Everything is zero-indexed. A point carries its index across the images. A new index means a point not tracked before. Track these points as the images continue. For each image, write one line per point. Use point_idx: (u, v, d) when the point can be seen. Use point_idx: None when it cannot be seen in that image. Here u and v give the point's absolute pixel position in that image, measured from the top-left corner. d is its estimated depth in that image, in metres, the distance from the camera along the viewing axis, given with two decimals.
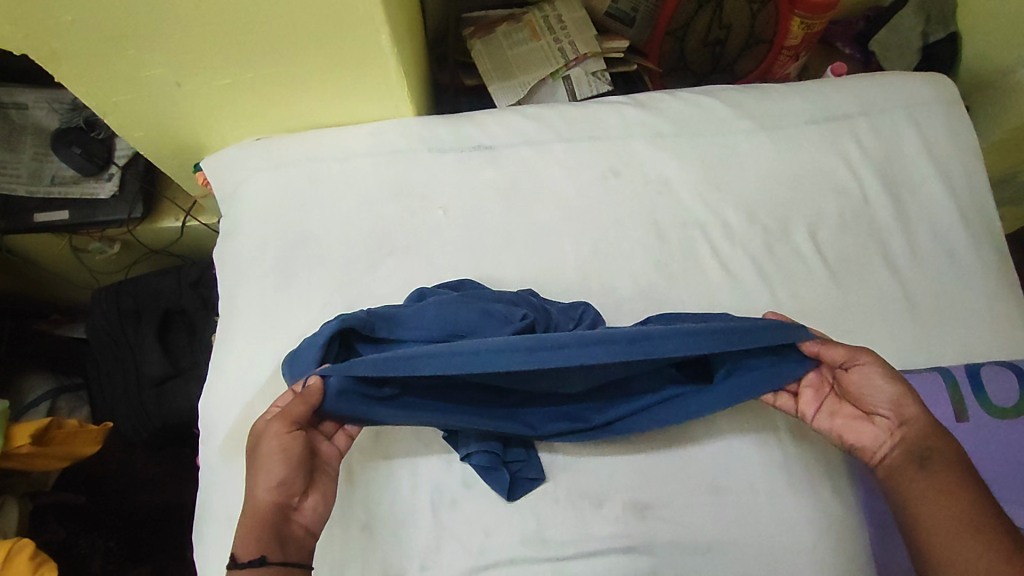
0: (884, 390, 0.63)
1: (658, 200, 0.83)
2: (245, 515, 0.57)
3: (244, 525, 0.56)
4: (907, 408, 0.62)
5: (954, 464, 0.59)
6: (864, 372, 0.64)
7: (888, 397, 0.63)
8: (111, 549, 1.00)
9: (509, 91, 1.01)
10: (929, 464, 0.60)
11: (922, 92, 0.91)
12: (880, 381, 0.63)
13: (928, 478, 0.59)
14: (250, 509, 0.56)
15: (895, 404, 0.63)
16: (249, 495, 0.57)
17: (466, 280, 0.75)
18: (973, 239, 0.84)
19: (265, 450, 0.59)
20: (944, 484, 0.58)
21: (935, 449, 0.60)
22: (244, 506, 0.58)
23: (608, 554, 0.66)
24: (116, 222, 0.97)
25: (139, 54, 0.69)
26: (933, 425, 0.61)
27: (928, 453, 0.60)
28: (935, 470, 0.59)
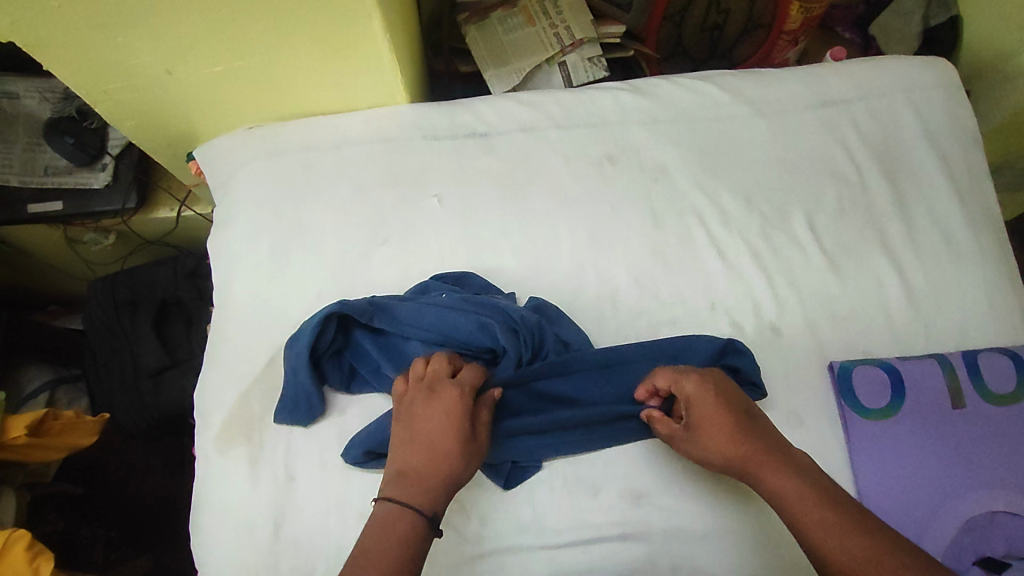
0: (710, 457, 0.62)
1: (656, 187, 0.82)
2: (435, 489, 0.58)
3: (433, 498, 0.57)
4: (741, 462, 0.60)
5: (810, 495, 0.56)
6: (687, 446, 0.63)
7: (718, 464, 0.62)
8: (111, 539, 1.04)
9: (505, 78, 1.00)
10: (790, 514, 0.57)
11: (921, 76, 0.90)
12: (700, 448, 0.62)
13: (800, 532, 0.55)
14: (442, 488, 0.58)
15: (731, 462, 0.61)
16: (449, 476, 0.58)
17: (468, 273, 0.76)
18: (972, 225, 0.83)
19: (478, 452, 0.61)
20: (815, 525, 0.55)
21: (785, 495, 0.58)
22: (431, 457, 0.59)
23: (604, 542, 0.66)
24: (110, 213, 0.97)
25: (128, 42, 0.68)
26: (767, 465, 0.59)
27: (786, 502, 0.57)
28: (793, 512, 0.56)
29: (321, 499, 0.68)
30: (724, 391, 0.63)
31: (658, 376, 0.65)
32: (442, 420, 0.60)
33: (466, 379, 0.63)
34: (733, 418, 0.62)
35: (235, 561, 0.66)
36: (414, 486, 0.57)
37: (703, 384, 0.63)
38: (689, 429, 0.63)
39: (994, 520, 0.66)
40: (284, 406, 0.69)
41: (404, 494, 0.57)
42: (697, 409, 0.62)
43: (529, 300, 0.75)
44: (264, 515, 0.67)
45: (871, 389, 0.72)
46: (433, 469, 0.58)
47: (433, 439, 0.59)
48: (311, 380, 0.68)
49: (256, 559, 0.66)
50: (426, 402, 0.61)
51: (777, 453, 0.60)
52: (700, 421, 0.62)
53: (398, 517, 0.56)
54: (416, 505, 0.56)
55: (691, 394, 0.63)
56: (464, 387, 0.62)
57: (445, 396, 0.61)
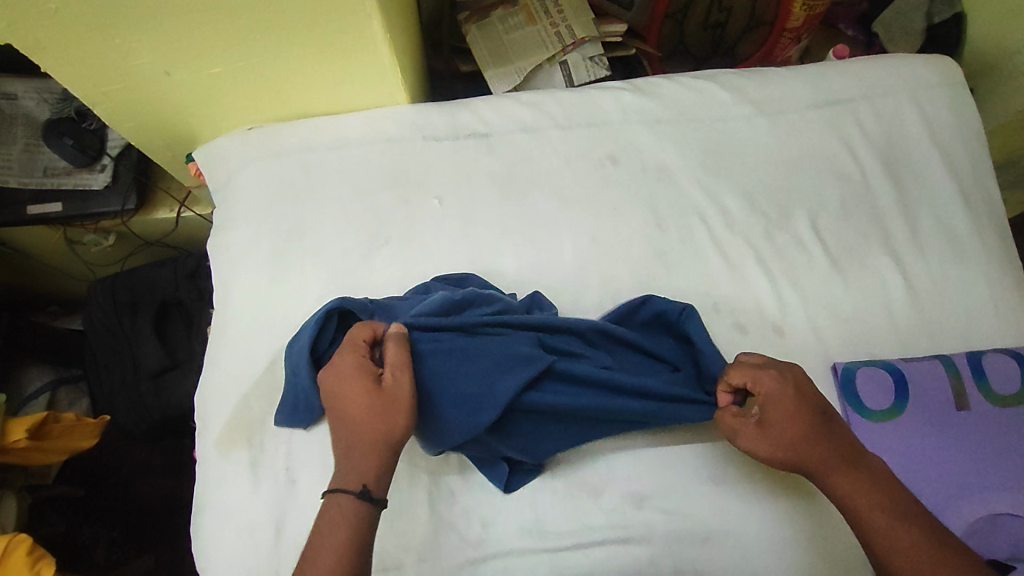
0: (781, 453, 0.60)
1: (658, 187, 0.81)
2: (357, 459, 0.57)
3: (360, 471, 0.57)
4: (810, 464, 0.60)
5: (883, 506, 0.57)
6: (754, 442, 0.61)
7: (787, 460, 0.60)
8: (114, 539, 1.04)
9: (506, 77, 0.99)
10: (861, 523, 0.57)
11: (925, 74, 0.89)
12: (767, 446, 0.60)
13: (869, 535, 0.57)
14: (366, 455, 0.57)
15: (799, 464, 0.60)
16: (365, 441, 0.57)
17: (470, 274, 0.75)
18: (976, 225, 0.83)
19: (392, 402, 0.58)
20: (890, 538, 0.56)
21: (856, 503, 0.58)
22: (350, 432, 0.57)
23: (607, 545, 0.66)
24: (109, 214, 0.96)
25: (127, 43, 0.68)
26: (837, 473, 0.59)
27: (856, 510, 0.58)
28: (862, 514, 0.57)
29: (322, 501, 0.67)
30: (802, 389, 0.62)
31: (733, 371, 0.63)
32: (343, 389, 0.58)
33: (353, 338, 0.61)
34: (807, 421, 0.60)
35: (236, 564, 0.66)
36: (345, 466, 0.57)
37: (780, 383, 0.62)
38: (761, 426, 0.61)
39: (997, 522, 0.66)
40: (284, 410, 0.69)
41: (340, 479, 0.57)
42: (773, 410, 0.61)
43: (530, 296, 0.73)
44: (265, 518, 0.67)
45: (874, 391, 0.72)
46: (356, 444, 0.57)
47: (340, 412, 0.58)
48: (311, 381, 0.67)
49: (259, 562, 0.66)
50: (332, 374, 0.60)
51: (850, 458, 0.60)
52: (772, 420, 0.61)
53: (331, 500, 0.56)
54: (346, 484, 0.56)
55: (770, 391, 0.62)
56: (349, 349, 0.60)
57: (338, 365, 0.60)
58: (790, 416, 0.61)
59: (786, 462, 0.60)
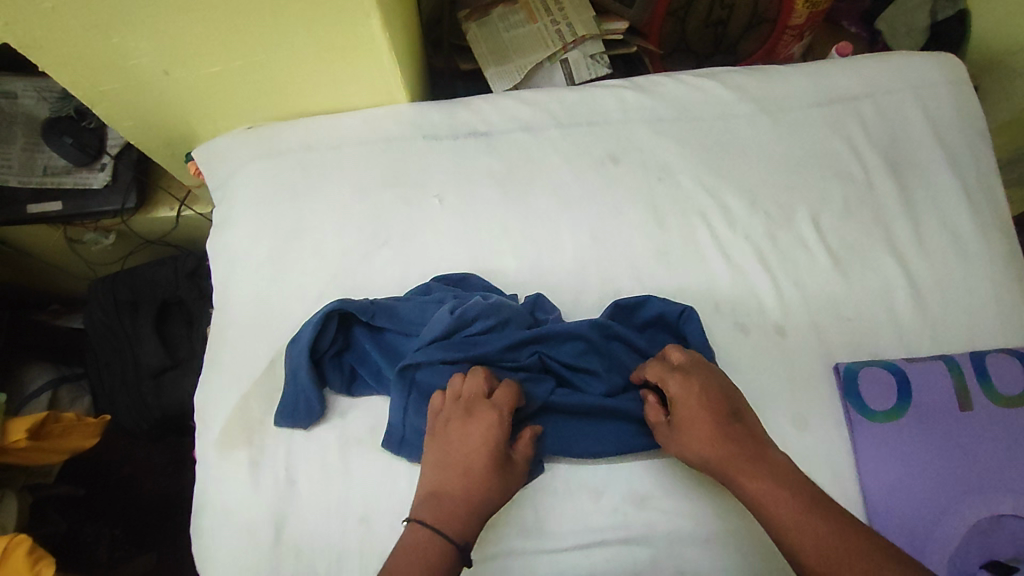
0: (688, 453, 0.62)
1: (659, 185, 0.81)
2: (469, 516, 0.58)
3: (465, 526, 0.58)
4: (712, 458, 0.60)
5: (781, 495, 0.56)
6: (667, 440, 0.64)
7: (696, 461, 0.61)
8: (116, 537, 1.01)
9: (506, 75, 0.98)
10: (762, 515, 0.56)
11: (929, 72, 0.89)
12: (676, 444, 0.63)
13: (771, 529, 0.55)
14: (475, 516, 0.58)
15: (706, 461, 0.61)
16: (482, 504, 0.59)
17: (470, 274, 0.75)
18: (980, 224, 0.82)
19: (516, 482, 0.61)
20: (789, 526, 0.54)
21: (757, 495, 0.57)
22: (470, 487, 0.59)
23: (607, 546, 0.66)
24: (110, 213, 0.96)
25: (124, 42, 0.68)
26: (731, 468, 0.59)
27: (757, 503, 0.57)
28: (765, 508, 0.56)
29: (321, 503, 0.67)
30: (710, 388, 0.63)
31: (649, 370, 0.67)
32: (475, 445, 0.60)
33: (508, 403, 0.63)
34: (709, 417, 0.61)
35: (236, 565, 0.66)
36: (448, 512, 0.58)
37: (686, 383, 0.64)
38: (671, 425, 0.64)
39: (1001, 523, 0.65)
40: (283, 410, 0.69)
41: (437, 519, 0.57)
42: (681, 408, 0.63)
43: (529, 295, 0.73)
44: (264, 519, 0.67)
45: (877, 391, 0.71)
46: (469, 499, 0.58)
47: (470, 465, 0.60)
48: (311, 381, 0.67)
49: (258, 564, 0.65)
50: (471, 424, 0.61)
51: (753, 454, 0.59)
52: (677, 417, 0.63)
53: (433, 542, 0.56)
54: (450, 532, 0.57)
55: (676, 393, 0.64)
56: (504, 412, 0.62)
57: (485, 420, 0.61)
58: (691, 416, 0.62)
59: (689, 457, 0.62)
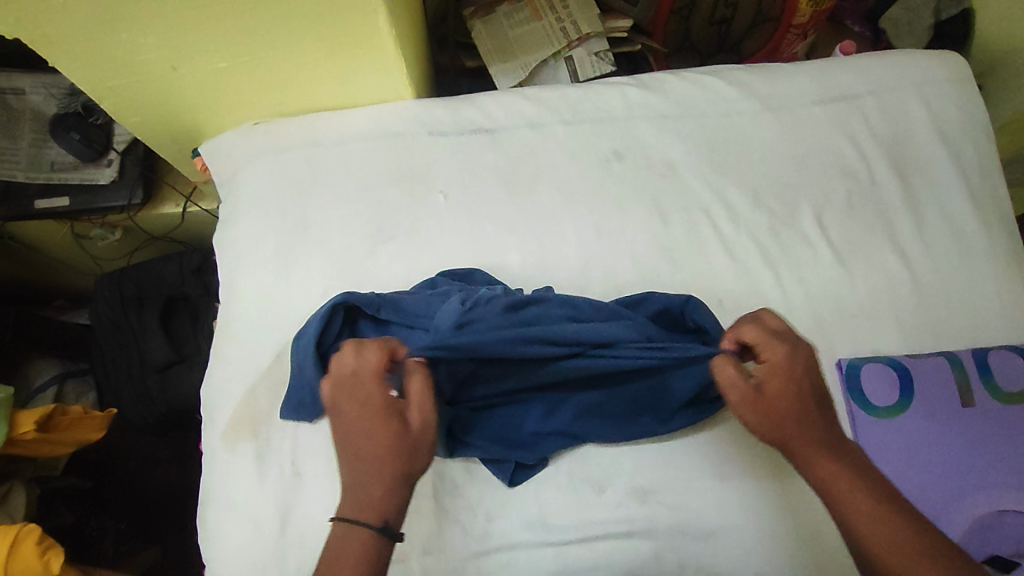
0: (768, 424, 0.57)
1: (663, 182, 0.81)
2: (381, 496, 0.52)
3: (383, 507, 0.52)
4: (794, 438, 0.56)
5: (867, 492, 0.53)
6: (745, 404, 0.57)
7: (774, 434, 0.57)
8: (121, 530, 1.04)
9: (511, 73, 0.99)
10: (840, 504, 0.54)
11: (933, 70, 0.89)
12: (757, 410, 0.57)
13: (846, 521, 0.53)
14: (390, 491, 0.53)
15: (783, 438, 0.57)
16: (391, 478, 0.52)
17: (476, 269, 0.76)
18: (983, 221, 0.83)
19: (423, 440, 0.54)
20: (869, 520, 0.52)
21: (835, 484, 0.54)
22: (369, 466, 0.53)
23: (608, 539, 0.66)
24: (116, 208, 0.97)
25: (133, 38, 0.68)
26: (814, 452, 0.56)
27: (835, 491, 0.54)
28: (842, 497, 0.54)
29: (326, 495, 0.68)
30: (809, 371, 0.58)
31: (745, 329, 0.60)
32: (360, 424, 0.53)
33: (374, 366, 0.54)
34: (804, 400, 0.57)
35: (242, 556, 0.66)
36: (359, 498, 0.53)
37: (791, 358, 0.58)
38: (757, 390, 0.57)
39: (1002, 519, 0.66)
40: (288, 402, 0.69)
41: (353, 509, 0.53)
42: (774, 379, 0.58)
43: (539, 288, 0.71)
44: (270, 511, 0.67)
45: (879, 385, 0.72)
46: (374, 479, 0.53)
47: (360, 447, 0.53)
48: (316, 376, 0.67)
49: (264, 555, 0.66)
50: (344, 403, 0.54)
51: (835, 444, 0.56)
52: (770, 386, 0.57)
53: (349, 535, 0.52)
54: (365, 518, 0.52)
55: (777, 363, 0.58)
56: (370, 379, 0.54)
57: (360, 396, 0.54)
58: (784, 391, 0.57)
59: (765, 431, 0.57)
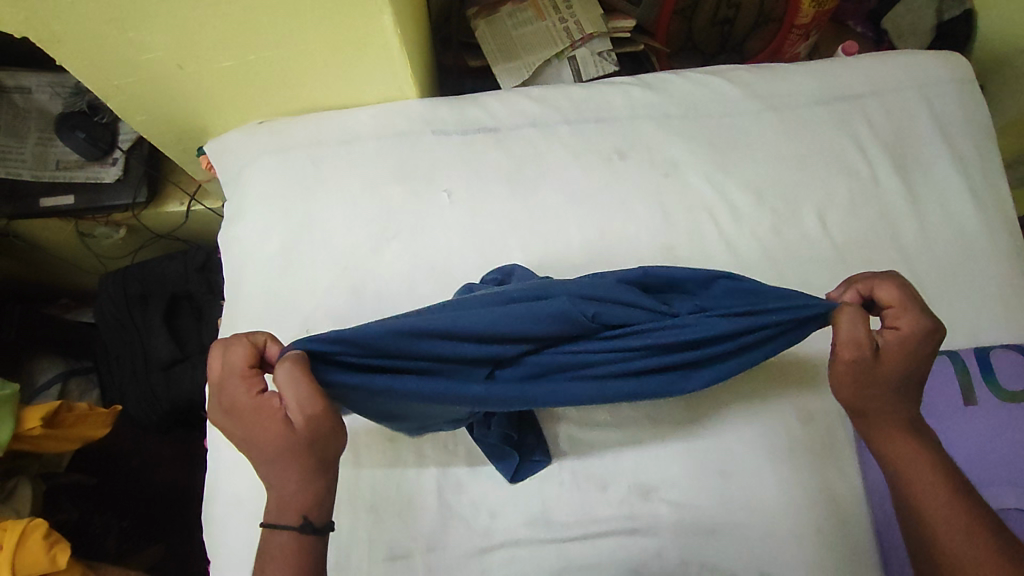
0: (865, 387, 0.56)
1: (666, 181, 0.82)
2: (290, 494, 0.51)
3: (296, 504, 0.51)
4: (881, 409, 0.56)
5: (941, 475, 0.55)
6: (850, 362, 0.56)
7: (867, 397, 0.56)
8: (124, 528, 1.03)
9: (514, 73, 1.00)
10: (908, 479, 0.55)
11: (935, 70, 0.89)
12: (862, 372, 0.56)
13: (912, 495, 0.55)
14: (297, 487, 0.51)
15: (874, 403, 0.56)
16: (292, 472, 0.51)
17: (517, 267, 0.74)
18: (985, 220, 0.83)
19: (312, 429, 0.50)
20: (934, 499, 0.54)
21: (910, 460, 0.56)
22: (267, 464, 0.51)
23: (611, 536, 0.67)
24: (121, 207, 0.97)
25: (140, 37, 0.68)
26: (894, 427, 0.57)
27: (908, 465, 0.56)
28: (911, 474, 0.55)
29: None
30: (931, 347, 0.56)
31: (882, 289, 0.58)
32: (243, 424, 0.51)
33: (241, 364, 0.53)
34: (911, 375, 0.56)
35: (245, 552, 0.66)
36: (271, 499, 0.52)
37: (919, 330, 0.55)
38: (873, 352, 0.55)
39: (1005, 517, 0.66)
40: None
41: (270, 510, 0.52)
42: (899, 346, 0.55)
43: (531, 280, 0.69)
44: None
45: None
46: (277, 477, 0.51)
47: (253, 447, 0.52)
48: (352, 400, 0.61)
49: None
50: (224, 406, 0.53)
51: (919, 424, 0.57)
52: (889, 353, 0.56)
53: (275, 539, 0.51)
54: (283, 521, 0.51)
55: (905, 330, 0.55)
56: (238, 379, 0.52)
57: (235, 397, 0.52)
58: (903, 362, 0.55)
59: (854, 397, 0.57)
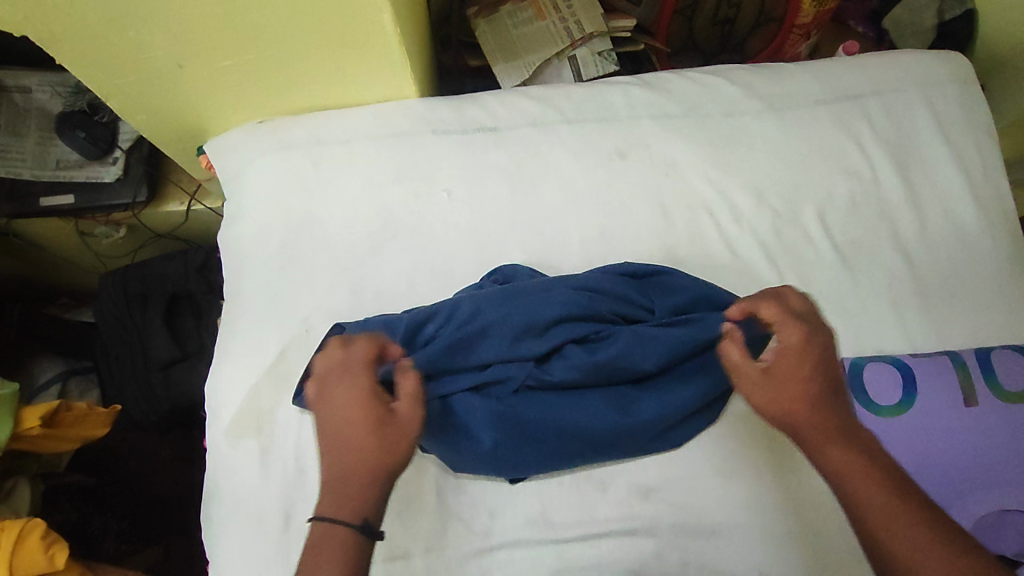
0: (777, 407, 0.56)
1: (666, 181, 0.82)
2: (360, 492, 0.52)
3: (363, 503, 0.52)
4: (798, 423, 0.55)
5: (877, 481, 0.52)
6: (755, 385, 0.57)
7: (782, 416, 0.56)
8: (123, 529, 1.02)
9: (515, 72, 1.00)
10: (849, 495, 0.52)
11: (936, 70, 0.89)
12: (769, 392, 0.56)
13: (859, 515, 0.51)
14: (372, 486, 0.52)
15: (795, 421, 0.55)
16: (376, 472, 0.52)
17: (516, 268, 0.74)
18: (985, 220, 0.83)
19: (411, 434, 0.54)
20: (882, 512, 0.50)
21: (847, 473, 0.53)
22: (352, 459, 0.52)
23: (610, 537, 0.66)
24: (121, 206, 0.97)
25: (139, 36, 0.68)
26: (826, 442, 0.54)
27: (845, 480, 0.52)
28: (852, 489, 0.52)
29: None
30: (824, 353, 0.58)
31: (765, 308, 0.61)
32: (346, 413, 0.54)
33: (362, 358, 0.56)
34: (818, 383, 0.56)
35: (245, 552, 0.66)
36: (341, 494, 0.52)
37: (803, 339, 0.58)
38: (764, 371, 0.57)
39: (1006, 518, 0.66)
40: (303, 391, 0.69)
41: (332, 505, 0.52)
42: (790, 360, 0.57)
43: (523, 274, 0.74)
44: (274, 507, 0.67)
45: (882, 386, 0.72)
46: (356, 473, 0.52)
47: (345, 437, 0.53)
48: None
49: (269, 551, 0.66)
50: (331, 393, 0.55)
51: (848, 432, 0.55)
52: (780, 368, 0.57)
53: (329, 533, 0.51)
54: (344, 517, 0.51)
55: (791, 343, 0.58)
56: (360, 371, 0.55)
57: (348, 386, 0.55)
58: (800, 370, 0.57)
59: (777, 419, 0.56)
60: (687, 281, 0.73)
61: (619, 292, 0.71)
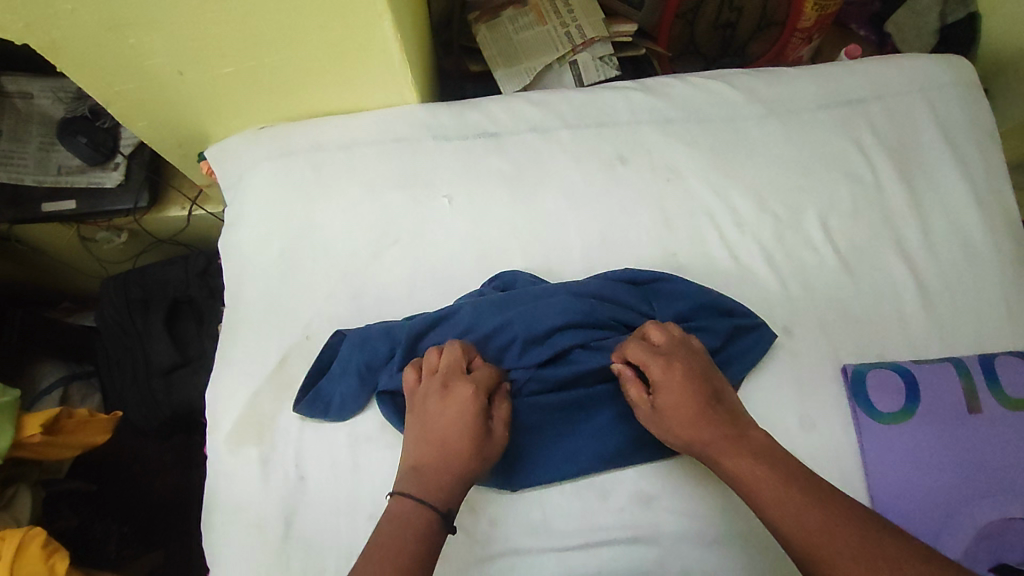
0: (675, 437, 0.61)
1: (667, 186, 0.81)
2: (449, 485, 0.58)
3: (449, 495, 0.58)
4: (701, 446, 0.60)
5: (767, 478, 0.55)
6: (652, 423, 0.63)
7: (683, 443, 0.61)
8: (125, 534, 1.03)
9: (515, 77, 0.99)
10: (752, 498, 0.56)
11: (939, 75, 0.89)
12: (664, 425, 0.62)
13: (761, 512, 0.55)
14: (457, 484, 0.58)
15: (693, 444, 0.60)
16: (463, 475, 0.59)
17: (518, 274, 0.75)
18: (988, 226, 0.82)
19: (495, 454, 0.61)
20: (779, 506, 0.54)
21: (745, 478, 0.57)
22: (450, 458, 0.59)
23: (611, 545, 0.66)
24: (123, 211, 0.97)
25: (140, 43, 0.68)
26: (724, 453, 0.58)
27: (745, 485, 0.56)
28: (753, 491, 0.56)
29: (329, 499, 0.68)
30: (693, 376, 0.62)
31: (630, 348, 0.65)
32: (454, 417, 0.60)
33: (486, 379, 0.63)
34: (698, 404, 0.60)
35: (245, 559, 0.66)
36: (431, 481, 0.58)
37: (670, 370, 0.62)
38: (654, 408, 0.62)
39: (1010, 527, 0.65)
40: (306, 398, 0.70)
41: (420, 489, 0.57)
42: (665, 394, 0.61)
43: (524, 281, 0.74)
44: (274, 514, 0.67)
45: (884, 393, 0.71)
46: (447, 469, 0.58)
47: (448, 437, 0.59)
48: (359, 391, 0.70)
49: (269, 559, 0.66)
50: (447, 393, 0.61)
51: (740, 438, 0.59)
52: (663, 404, 0.62)
53: (412, 511, 0.56)
54: (430, 501, 0.56)
55: (659, 378, 0.62)
56: (481, 386, 0.62)
57: (461, 393, 0.61)
58: (675, 397, 0.61)
59: (683, 446, 0.61)
60: (687, 286, 0.73)
61: (619, 297, 0.72)
